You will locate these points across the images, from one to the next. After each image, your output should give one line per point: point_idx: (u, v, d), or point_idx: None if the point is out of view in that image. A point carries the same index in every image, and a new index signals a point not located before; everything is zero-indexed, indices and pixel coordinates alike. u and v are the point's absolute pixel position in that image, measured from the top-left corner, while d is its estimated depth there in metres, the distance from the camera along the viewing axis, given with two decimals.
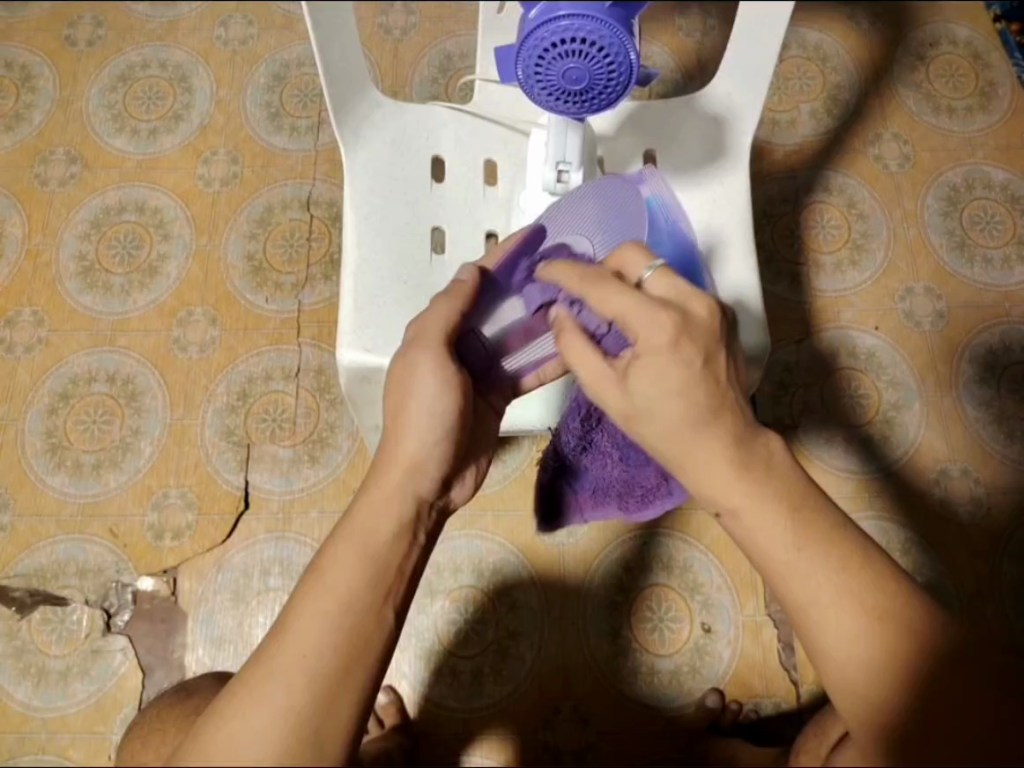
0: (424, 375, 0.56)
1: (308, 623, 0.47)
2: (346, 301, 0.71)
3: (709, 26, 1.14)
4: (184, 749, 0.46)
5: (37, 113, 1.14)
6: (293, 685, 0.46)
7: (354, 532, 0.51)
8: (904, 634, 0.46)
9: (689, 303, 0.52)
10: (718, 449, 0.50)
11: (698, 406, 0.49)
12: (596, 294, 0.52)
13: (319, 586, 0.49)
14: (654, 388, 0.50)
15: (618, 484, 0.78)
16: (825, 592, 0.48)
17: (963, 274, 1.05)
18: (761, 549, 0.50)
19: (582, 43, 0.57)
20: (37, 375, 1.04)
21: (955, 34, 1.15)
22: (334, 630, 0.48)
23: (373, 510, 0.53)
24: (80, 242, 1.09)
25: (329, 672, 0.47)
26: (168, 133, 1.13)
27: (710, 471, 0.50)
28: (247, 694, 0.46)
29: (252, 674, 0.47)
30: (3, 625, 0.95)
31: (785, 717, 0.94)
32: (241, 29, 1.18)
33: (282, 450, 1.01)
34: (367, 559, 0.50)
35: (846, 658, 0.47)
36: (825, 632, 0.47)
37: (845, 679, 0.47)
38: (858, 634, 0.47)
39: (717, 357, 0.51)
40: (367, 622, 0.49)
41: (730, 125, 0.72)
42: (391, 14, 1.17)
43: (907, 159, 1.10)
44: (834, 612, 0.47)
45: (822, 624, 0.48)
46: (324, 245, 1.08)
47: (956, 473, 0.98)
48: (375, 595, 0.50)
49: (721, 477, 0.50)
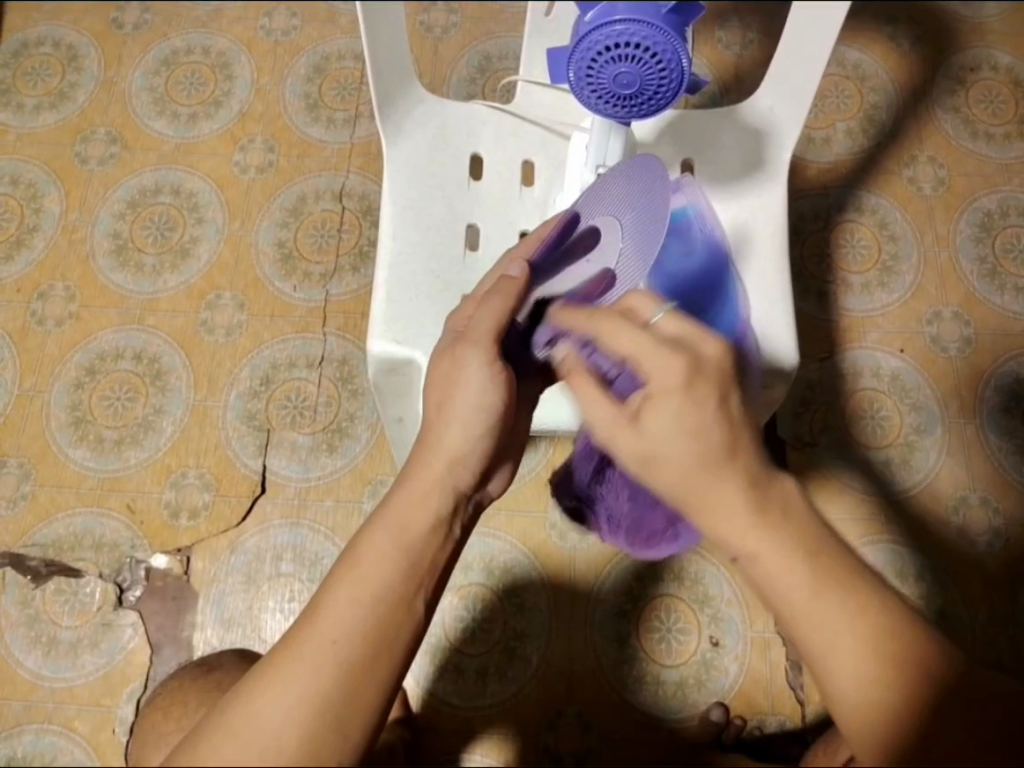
0: (472, 373, 0.57)
1: (340, 608, 0.48)
2: (378, 293, 0.72)
3: (749, 40, 1.15)
4: (206, 722, 0.47)
5: (81, 92, 1.16)
6: (319, 669, 0.46)
7: (391, 521, 0.52)
8: (918, 675, 0.45)
9: (701, 345, 0.51)
10: (736, 494, 0.48)
11: (712, 445, 0.49)
12: (612, 331, 0.53)
13: (351, 573, 0.50)
14: (664, 427, 0.49)
15: (627, 521, 0.82)
16: (843, 632, 0.46)
17: (992, 301, 1.04)
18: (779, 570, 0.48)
19: (635, 48, 0.58)
20: (65, 349, 1.06)
21: (997, 59, 1.14)
22: (365, 617, 0.48)
23: (409, 501, 0.53)
24: (116, 221, 1.11)
25: (356, 659, 0.47)
26: (208, 119, 1.15)
27: (731, 504, 0.48)
28: (275, 673, 0.47)
29: (280, 656, 0.47)
30: (18, 593, 0.97)
31: (789, 736, 0.93)
32: (285, 20, 1.19)
33: (300, 438, 1.02)
34: (403, 550, 0.51)
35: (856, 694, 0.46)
36: (836, 669, 0.46)
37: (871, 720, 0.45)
38: (870, 673, 0.45)
39: (730, 400, 0.50)
40: (397, 613, 0.49)
41: (770, 139, 0.72)
42: (433, 12, 1.18)
43: (941, 182, 1.09)
44: (847, 649, 0.46)
45: (838, 665, 0.46)
46: (353, 237, 1.09)
47: (976, 502, 0.97)
48: (406, 584, 0.50)
49: (743, 494, 0.48)
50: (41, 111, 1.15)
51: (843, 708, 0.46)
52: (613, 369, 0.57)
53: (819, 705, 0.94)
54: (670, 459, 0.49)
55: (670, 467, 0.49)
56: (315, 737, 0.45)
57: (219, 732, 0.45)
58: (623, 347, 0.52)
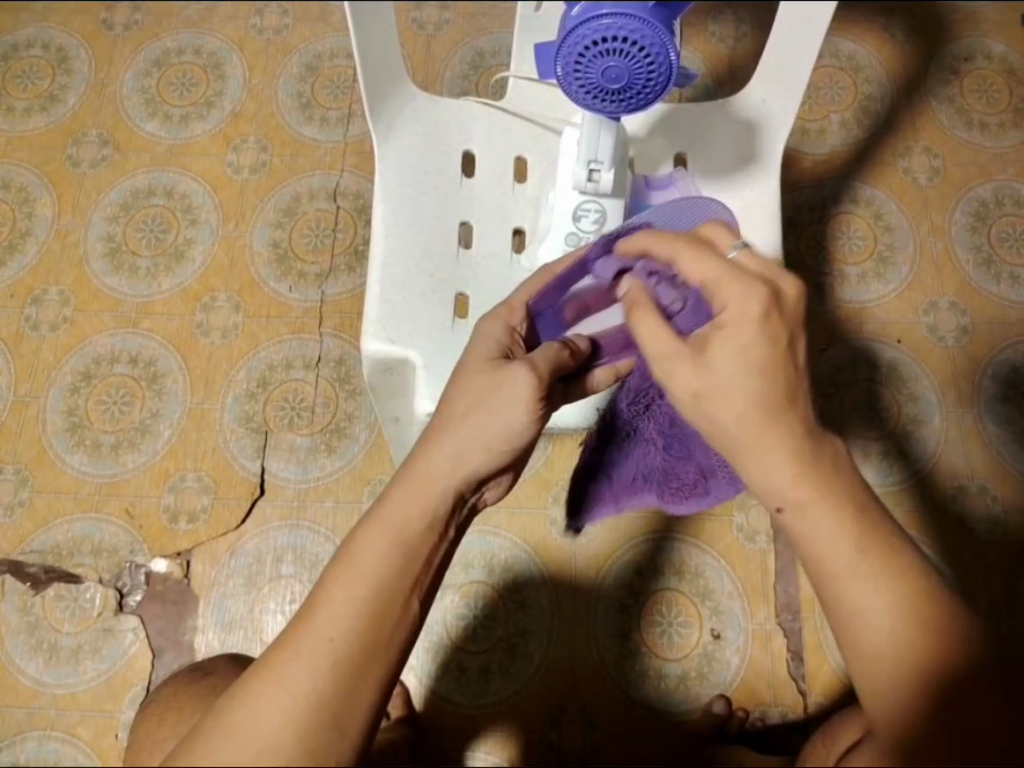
0: (515, 393, 0.55)
1: (339, 606, 0.48)
2: (371, 293, 0.71)
3: (742, 33, 1.14)
4: (205, 724, 0.47)
5: (72, 94, 1.16)
6: (318, 668, 0.46)
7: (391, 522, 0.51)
8: (933, 658, 0.45)
9: (779, 282, 0.51)
10: (789, 439, 0.49)
11: (778, 388, 0.49)
12: (689, 258, 0.53)
13: (347, 572, 0.49)
14: (735, 362, 0.49)
15: (656, 472, 0.76)
16: (882, 595, 0.47)
17: (988, 290, 1.05)
18: (818, 549, 0.48)
19: (622, 42, 0.58)
20: (61, 353, 1.05)
21: (989, 49, 1.14)
22: (361, 617, 0.48)
23: (409, 499, 0.53)
24: (109, 223, 1.10)
25: (352, 658, 0.47)
26: (200, 120, 1.14)
27: (780, 452, 0.49)
28: (267, 675, 0.46)
29: (277, 654, 0.47)
30: (17, 600, 0.96)
31: (791, 728, 0.93)
32: (276, 19, 1.18)
33: (299, 439, 1.02)
34: (401, 546, 0.50)
35: (876, 662, 0.46)
36: (873, 630, 0.46)
37: (882, 677, 0.46)
38: (895, 640, 0.46)
39: (798, 346, 0.50)
40: (394, 610, 0.49)
41: (761, 131, 0.72)
42: (424, 10, 1.17)
43: (936, 172, 1.09)
44: (875, 614, 0.47)
45: (867, 620, 0.47)
46: (349, 236, 1.09)
47: (975, 490, 0.97)
48: (404, 586, 0.50)
49: (780, 463, 0.49)
50: (32, 114, 1.15)
51: (865, 673, 0.47)
52: (675, 304, 0.58)
53: (820, 696, 0.94)
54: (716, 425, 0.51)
55: (723, 399, 0.50)
56: (311, 734, 0.45)
57: (216, 733, 0.45)
58: (693, 274, 0.53)
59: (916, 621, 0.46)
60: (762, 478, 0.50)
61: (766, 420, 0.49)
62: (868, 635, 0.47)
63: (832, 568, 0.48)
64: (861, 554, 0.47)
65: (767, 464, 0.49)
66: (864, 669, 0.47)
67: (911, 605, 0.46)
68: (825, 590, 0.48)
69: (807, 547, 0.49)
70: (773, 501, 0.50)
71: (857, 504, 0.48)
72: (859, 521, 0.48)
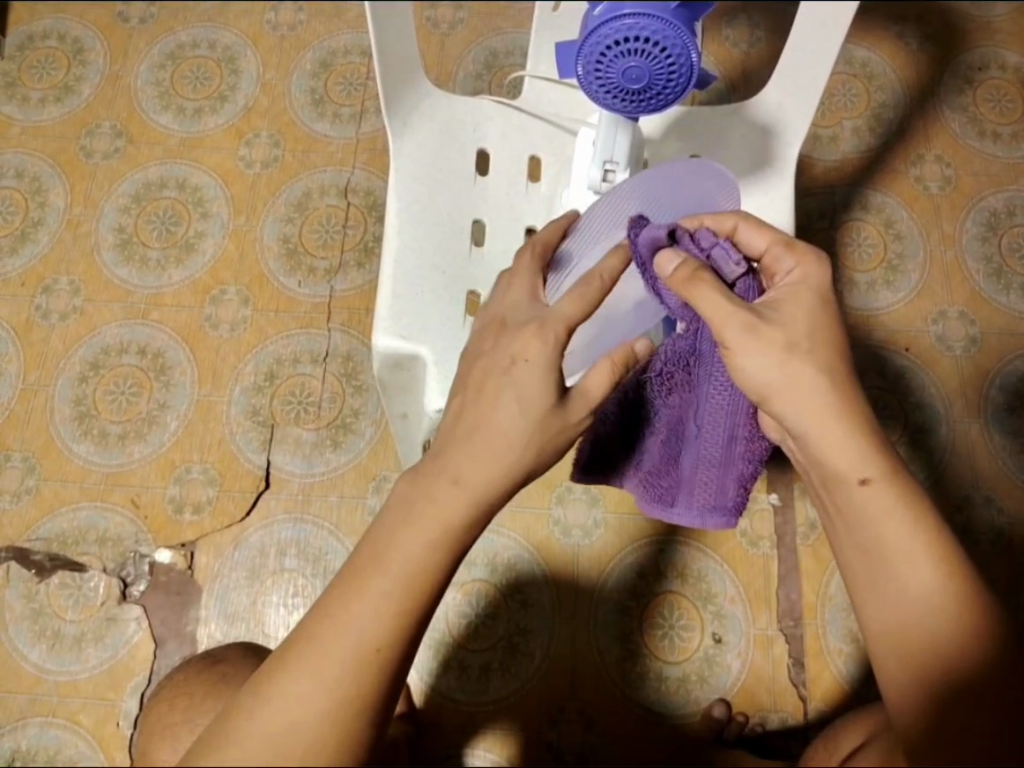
0: (533, 388, 0.53)
1: (371, 604, 0.49)
2: (384, 290, 0.72)
3: (756, 38, 1.14)
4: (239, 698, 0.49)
5: (86, 85, 1.16)
6: (345, 663, 0.48)
7: (433, 528, 0.50)
8: (959, 639, 0.51)
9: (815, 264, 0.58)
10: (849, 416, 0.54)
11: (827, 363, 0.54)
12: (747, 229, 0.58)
13: (379, 572, 0.49)
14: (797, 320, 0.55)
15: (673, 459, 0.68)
16: (924, 574, 0.53)
17: (997, 300, 1.04)
18: (865, 516, 0.54)
19: (644, 42, 0.58)
20: (70, 343, 1.06)
21: (1004, 58, 1.14)
22: (392, 616, 0.49)
23: (448, 497, 0.51)
24: (120, 214, 1.11)
25: (381, 653, 0.48)
26: (213, 113, 1.15)
27: (835, 424, 0.54)
28: (294, 671, 0.48)
29: (305, 649, 0.48)
30: (21, 587, 0.97)
31: (790, 733, 0.93)
32: (291, 15, 1.19)
33: (305, 434, 1.02)
34: (442, 550, 0.50)
35: (904, 626, 0.52)
36: (907, 600, 0.53)
37: (908, 642, 0.52)
38: (924, 612, 0.52)
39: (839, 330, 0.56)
40: (425, 605, 0.50)
41: (776, 135, 0.71)
42: (439, 8, 1.18)
43: (948, 181, 1.09)
44: (917, 589, 0.53)
45: (905, 589, 0.53)
46: (359, 232, 1.09)
47: (979, 500, 0.97)
48: (439, 583, 0.51)
49: (831, 428, 0.54)
50: (46, 104, 1.15)
51: (894, 635, 0.53)
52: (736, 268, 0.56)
53: (820, 703, 0.94)
54: (772, 389, 0.54)
55: (806, 361, 0.54)
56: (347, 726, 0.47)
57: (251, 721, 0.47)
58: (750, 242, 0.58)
59: (954, 604, 0.52)
60: (819, 447, 0.55)
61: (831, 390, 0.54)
62: (898, 617, 0.53)
63: (888, 549, 0.54)
64: (921, 552, 0.53)
65: (833, 439, 0.54)
66: (894, 631, 0.53)
67: (949, 602, 0.52)
68: (869, 556, 0.55)
69: (867, 525, 0.55)
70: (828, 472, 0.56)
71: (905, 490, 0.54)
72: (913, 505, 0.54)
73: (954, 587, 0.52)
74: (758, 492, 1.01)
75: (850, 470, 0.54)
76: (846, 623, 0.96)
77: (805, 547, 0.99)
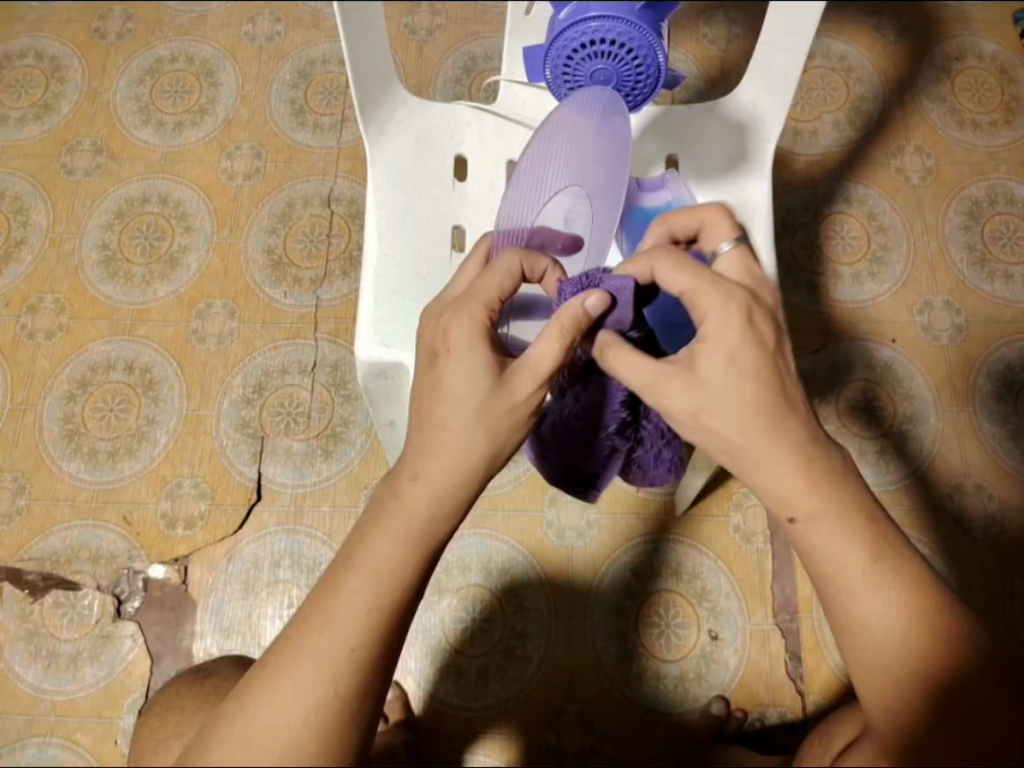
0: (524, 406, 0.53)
1: (345, 608, 0.49)
2: (365, 299, 0.71)
3: (733, 35, 1.15)
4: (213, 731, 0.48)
5: (65, 103, 1.16)
6: (320, 671, 0.48)
7: (393, 524, 0.51)
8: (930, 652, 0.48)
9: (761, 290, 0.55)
10: (793, 448, 0.50)
11: (770, 397, 0.50)
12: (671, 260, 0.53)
13: (348, 580, 0.50)
14: (726, 366, 0.51)
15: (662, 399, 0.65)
16: (882, 597, 0.49)
17: (982, 288, 1.05)
18: (820, 550, 0.50)
19: (611, 44, 0.59)
20: (57, 361, 1.05)
21: (981, 48, 1.15)
22: (371, 617, 0.49)
23: (405, 503, 0.52)
24: (103, 231, 1.11)
25: (356, 664, 0.49)
26: (193, 126, 1.15)
27: (784, 457, 0.50)
28: (272, 681, 0.48)
29: (279, 661, 0.49)
30: (15, 607, 0.96)
31: (789, 728, 0.93)
32: (268, 26, 1.19)
33: (295, 443, 1.02)
34: (414, 546, 0.51)
35: (871, 650, 0.49)
36: (870, 625, 0.49)
37: (878, 665, 0.49)
38: (889, 634, 0.49)
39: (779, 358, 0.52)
40: (397, 610, 0.51)
41: (754, 131, 0.70)
42: (417, 15, 1.18)
43: (928, 172, 1.09)
44: (877, 612, 0.49)
45: (865, 615, 0.49)
46: (343, 241, 1.09)
47: (971, 489, 0.97)
48: (413, 585, 0.51)
49: (782, 462, 0.50)
50: (26, 122, 1.15)
51: (862, 660, 0.49)
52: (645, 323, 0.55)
53: (818, 696, 0.94)
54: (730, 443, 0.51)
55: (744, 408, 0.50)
56: (335, 727, 0.48)
57: (231, 741, 0.47)
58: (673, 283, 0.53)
59: (918, 621, 0.49)
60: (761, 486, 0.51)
61: (770, 418, 0.50)
62: (867, 645, 0.49)
63: (841, 581, 0.50)
64: (871, 574, 0.49)
65: (784, 471, 0.50)
66: (863, 656, 0.49)
67: (910, 618, 0.49)
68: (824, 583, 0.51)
69: (817, 559, 0.51)
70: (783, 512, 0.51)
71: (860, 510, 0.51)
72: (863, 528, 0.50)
73: (914, 604, 0.49)
74: (750, 487, 1.01)
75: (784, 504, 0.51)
76: None
77: None
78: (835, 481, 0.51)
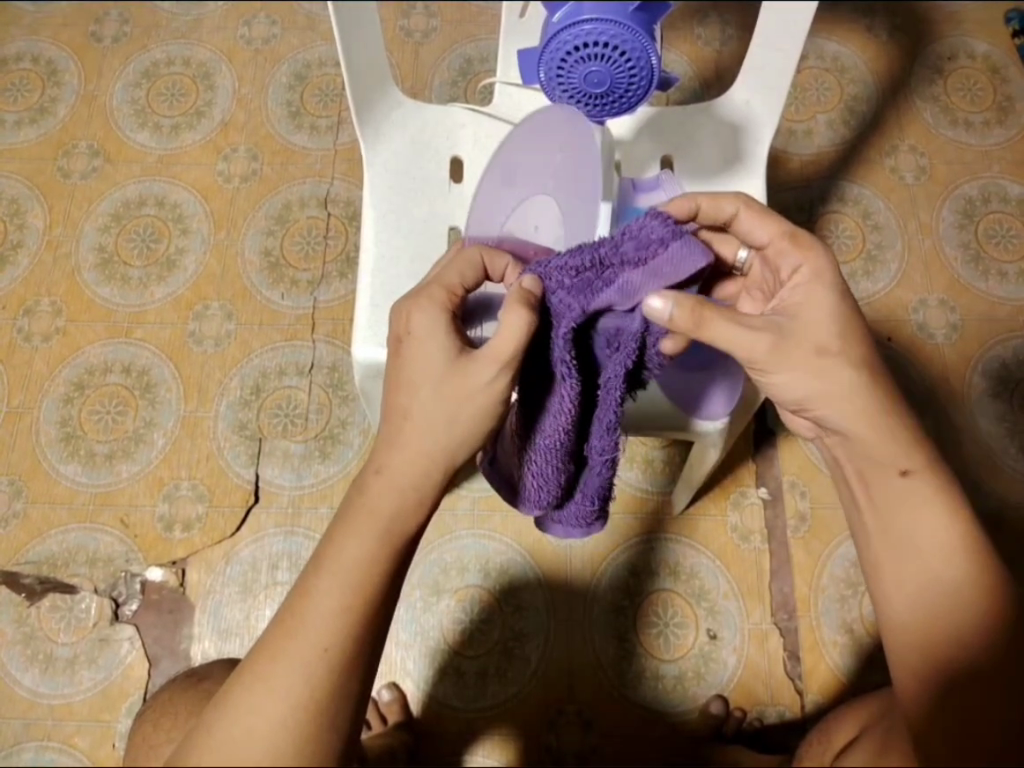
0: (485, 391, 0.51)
1: (322, 608, 0.49)
2: (362, 300, 0.71)
3: (727, 36, 1.15)
4: (198, 738, 0.48)
5: (61, 107, 1.16)
6: (302, 673, 0.48)
7: (369, 525, 0.51)
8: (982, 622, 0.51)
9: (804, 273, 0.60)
10: (890, 413, 0.55)
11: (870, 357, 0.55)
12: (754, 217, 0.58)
13: (329, 577, 0.50)
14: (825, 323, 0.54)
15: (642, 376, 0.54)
16: (944, 564, 0.52)
17: (977, 286, 1.05)
18: (904, 510, 0.54)
19: (604, 47, 0.59)
20: (54, 364, 1.05)
21: (973, 48, 1.16)
22: (344, 615, 0.49)
23: (384, 500, 0.52)
24: (100, 233, 1.11)
25: (338, 663, 0.49)
26: (190, 129, 1.15)
27: (881, 416, 0.55)
28: (259, 684, 0.48)
29: (260, 663, 0.49)
30: (12, 611, 0.96)
31: (787, 727, 0.93)
32: (264, 29, 1.19)
33: (293, 444, 1.02)
34: (386, 543, 0.51)
35: (929, 608, 0.52)
36: (932, 585, 0.52)
37: (930, 625, 0.52)
38: (948, 599, 0.52)
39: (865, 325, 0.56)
40: (375, 604, 0.51)
41: (747, 131, 0.71)
42: (412, 17, 1.18)
43: (923, 171, 1.10)
44: (939, 575, 0.52)
45: (927, 576, 0.53)
46: (340, 243, 1.09)
47: (968, 486, 0.97)
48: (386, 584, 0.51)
49: (879, 417, 0.55)
50: (22, 126, 1.15)
51: (915, 617, 0.52)
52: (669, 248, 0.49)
53: (817, 695, 0.94)
54: (810, 395, 0.54)
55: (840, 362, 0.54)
56: (314, 727, 0.48)
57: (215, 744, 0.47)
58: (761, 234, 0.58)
59: (976, 593, 0.52)
60: (859, 440, 0.55)
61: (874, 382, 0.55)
62: (913, 601, 0.53)
63: (912, 541, 0.54)
64: (944, 541, 0.53)
65: (876, 431, 0.55)
66: (918, 613, 0.52)
67: (970, 588, 0.52)
68: (891, 541, 0.55)
69: (896, 517, 0.55)
70: (895, 465, 0.55)
71: (941, 481, 0.55)
72: (944, 501, 0.54)
73: (979, 577, 0.52)
74: (747, 486, 1.02)
75: (892, 458, 0.55)
76: (840, 614, 0.97)
77: (797, 539, 0.99)
78: (907, 437, 0.55)
